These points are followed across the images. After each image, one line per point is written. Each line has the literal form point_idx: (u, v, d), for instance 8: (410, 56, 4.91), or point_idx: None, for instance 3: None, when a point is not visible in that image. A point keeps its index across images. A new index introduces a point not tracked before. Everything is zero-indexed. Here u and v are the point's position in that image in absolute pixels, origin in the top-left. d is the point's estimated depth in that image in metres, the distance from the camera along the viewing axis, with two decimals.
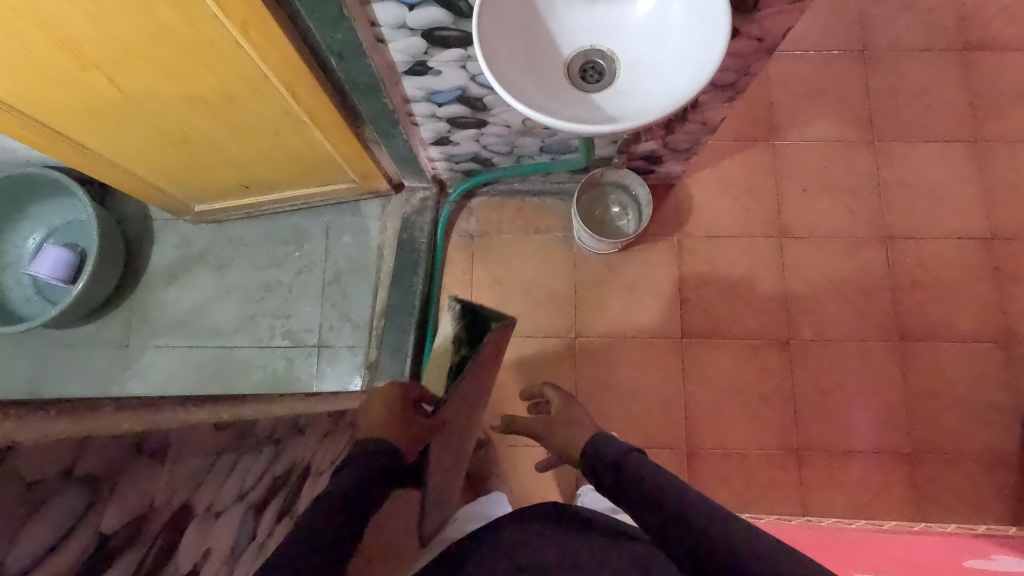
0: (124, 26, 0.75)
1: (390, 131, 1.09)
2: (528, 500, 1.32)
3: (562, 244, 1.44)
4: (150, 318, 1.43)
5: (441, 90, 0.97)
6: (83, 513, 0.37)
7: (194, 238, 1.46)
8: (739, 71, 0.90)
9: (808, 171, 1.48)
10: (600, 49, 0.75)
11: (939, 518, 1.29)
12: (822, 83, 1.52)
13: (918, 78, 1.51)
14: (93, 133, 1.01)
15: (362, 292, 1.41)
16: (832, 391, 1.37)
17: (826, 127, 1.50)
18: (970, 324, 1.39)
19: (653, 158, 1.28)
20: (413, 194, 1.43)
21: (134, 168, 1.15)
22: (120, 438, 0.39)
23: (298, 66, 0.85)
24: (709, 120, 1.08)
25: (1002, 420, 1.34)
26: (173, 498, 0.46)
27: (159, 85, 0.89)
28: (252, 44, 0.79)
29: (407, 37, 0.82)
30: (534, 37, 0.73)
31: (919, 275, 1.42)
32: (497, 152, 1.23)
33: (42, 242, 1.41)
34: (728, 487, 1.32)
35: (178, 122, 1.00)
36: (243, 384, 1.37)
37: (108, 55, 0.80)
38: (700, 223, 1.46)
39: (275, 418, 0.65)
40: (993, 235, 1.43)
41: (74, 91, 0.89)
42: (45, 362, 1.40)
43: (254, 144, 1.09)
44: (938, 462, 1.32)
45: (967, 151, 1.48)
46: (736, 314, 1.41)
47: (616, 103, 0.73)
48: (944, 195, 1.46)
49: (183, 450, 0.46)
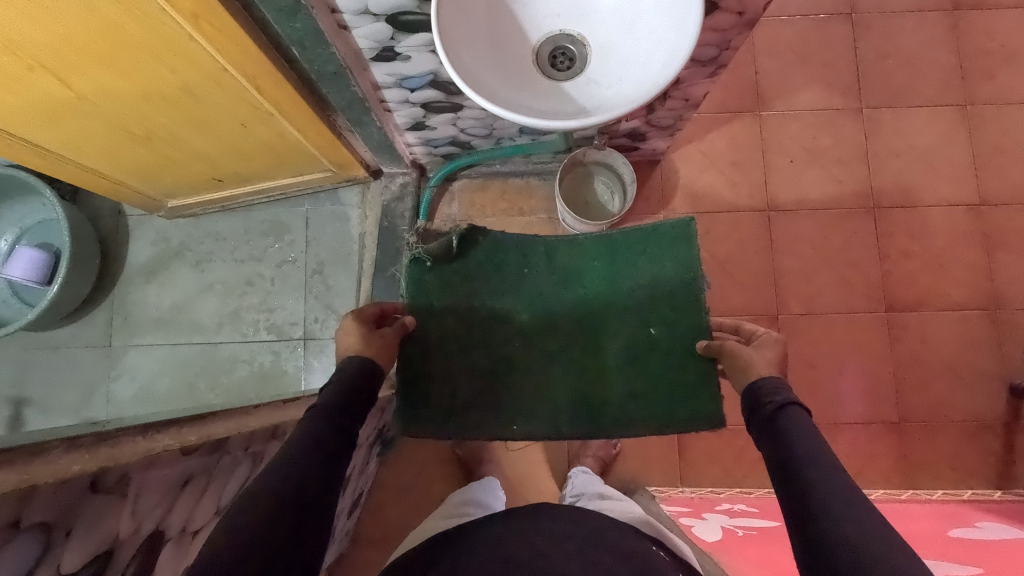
0: (66, 23, 0.71)
1: (361, 118, 1.05)
2: (521, 484, 1.32)
3: (547, 225, 1.42)
4: (131, 317, 1.40)
5: (412, 76, 0.93)
6: (38, 561, 0.36)
7: (171, 234, 1.43)
8: (720, 46, 0.87)
9: (795, 141, 1.46)
10: (570, 34, 0.72)
11: (926, 485, 1.31)
12: (808, 49, 1.48)
13: (908, 41, 1.47)
14: (50, 134, 0.97)
15: (345, 283, 1.39)
16: (819, 363, 1.37)
17: (814, 95, 1.47)
18: (958, 292, 1.38)
19: (637, 135, 1.25)
20: (392, 180, 1.38)
21: (98, 167, 1.11)
22: (70, 481, 0.38)
23: (257, 57, 0.81)
24: (691, 96, 1.05)
25: (989, 385, 1.35)
26: (141, 527, 0.45)
27: (113, 82, 0.85)
28: (206, 36, 0.75)
29: (371, 23, 0.78)
30: (498, 26, 0.70)
31: (907, 244, 1.41)
32: (475, 134, 1.19)
33: (15, 243, 1.38)
34: (717, 463, 1.34)
35: (139, 119, 0.96)
36: (229, 380, 1.36)
37: (55, 54, 0.76)
38: (686, 200, 1.44)
39: (252, 430, 0.63)
40: (982, 201, 1.41)
41: (25, 93, 0.85)
42: (27, 365, 1.38)
43: (220, 138, 1.06)
44: (926, 431, 1.33)
45: (956, 115, 1.45)
46: (724, 290, 1.40)
47: (588, 92, 0.71)
48: (933, 161, 1.43)
49: (147, 480, 0.45)
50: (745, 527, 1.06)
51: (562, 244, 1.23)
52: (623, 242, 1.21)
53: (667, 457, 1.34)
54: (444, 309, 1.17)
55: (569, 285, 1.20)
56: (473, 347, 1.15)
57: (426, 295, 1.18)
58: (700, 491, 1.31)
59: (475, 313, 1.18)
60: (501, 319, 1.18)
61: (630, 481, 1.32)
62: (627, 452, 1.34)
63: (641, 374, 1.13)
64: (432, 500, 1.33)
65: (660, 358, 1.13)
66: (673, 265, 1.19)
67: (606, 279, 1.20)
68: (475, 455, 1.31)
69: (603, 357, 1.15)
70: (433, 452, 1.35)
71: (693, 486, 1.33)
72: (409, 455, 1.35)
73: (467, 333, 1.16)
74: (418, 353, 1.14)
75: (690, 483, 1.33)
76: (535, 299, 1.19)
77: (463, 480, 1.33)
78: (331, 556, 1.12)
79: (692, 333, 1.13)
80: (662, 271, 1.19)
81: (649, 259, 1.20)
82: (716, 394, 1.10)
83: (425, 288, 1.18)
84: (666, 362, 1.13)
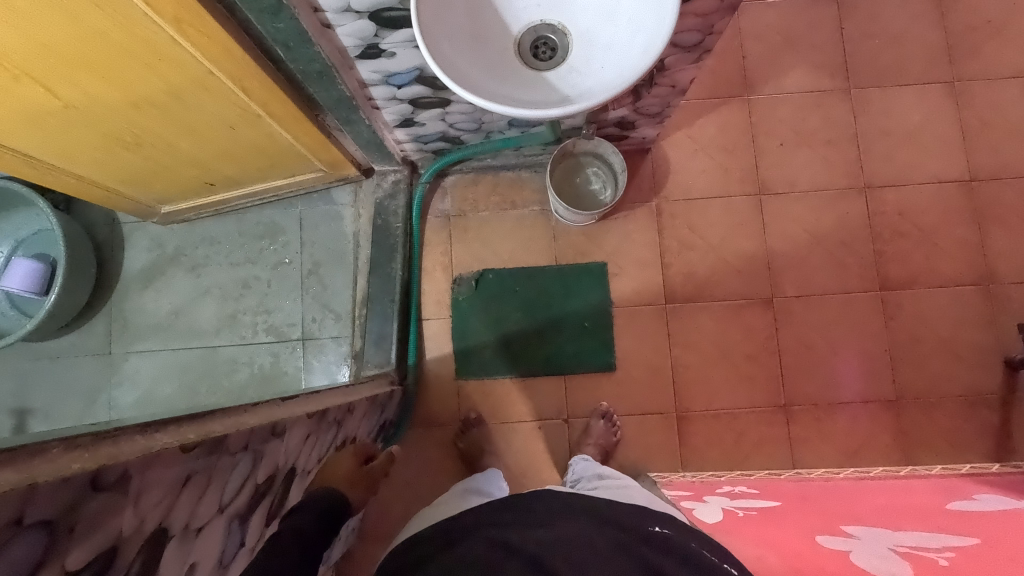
0: (47, 30, 0.71)
1: (350, 117, 1.05)
2: (523, 475, 1.34)
3: (540, 218, 1.43)
4: (129, 324, 1.41)
5: (398, 72, 0.93)
6: (44, 556, 0.37)
7: (166, 240, 1.43)
8: (703, 31, 0.86)
9: (784, 125, 1.46)
10: (552, 24, 0.73)
11: (924, 461, 1.32)
12: (794, 31, 1.48)
13: (893, 21, 1.47)
14: (42, 143, 0.97)
15: (341, 282, 1.40)
16: (816, 344, 1.38)
17: (802, 77, 1.47)
18: (951, 267, 1.39)
19: (626, 124, 1.25)
20: (385, 178, 1.39)
21: (91, 175, 1.12)
22: (73, 479, 0.39)
23: (242, 60, 0.82)
24: (678, 82, 1.05)
25: (984, 360, 1.36)
26: (145, 524, 0.46)
27: (99, 89, 0.85)
28: (190, 40, 0.75)
29: (354, 20, 0.78)
30: (479, 18, 0.71)
31: (899, 223, 1.41)
32: (465, 129, 1.19)
33: (11, 254, 1.39)
34: (717, 447, 1.35)
35: (128, 126, 0.96)
36: (229, 384, 1.37)
37: (41, 63, 0.77)
38: (677, 187, 1.44)
39: (250, 427, 0.63)
40: (972, 176, 1.42)
41: (13, 104, 0.85)
42: (28, 375, 1.39)
43: (210, 141, 1.06)
44: (923, 407, 1.35)
45: (945, 92, 1.45)
46: (719, 276, 1.41)
47: (570, 81, 0.72)
48: (922, 139, 1.44)
49: (150, 478, 0.46)
50: (746, 508, 1.07)
51: (538, 271, 1.41)
52: (572, 272, 1.41)
53: (668, 443, 1.35)
54: (486, 296, 1.40)
55: (547, 306, 1.39)
56: (507, 328, 1.39)
57: (471, 287, 1.41)
58: (702, 475, 1.32)
59: (511, 302, 1.40)
60: (529, 311, 1.39)
61: (632, 467, 1.34)
62: (628, 439, 1.35)
63: (584, 348, 1.38)
64: (436, 494, 1.34)
65: (592, 338, 1.38)
66: (591, 295, 1.40)
67: (556, 301, 1.39)
68: (477, 449, 1.32)
69: (563, 346, 1.38)
70: (436, 447, 1.36)
71: (694, 471, 1.34)
72: (412, 450, 1.36)
73: (503, 316, 1.39)
74: (463, 322, 1.40)
75: (691, 468, 1.34)
76: (547, 304, 1.39)
77: (465, 474, 1.34)
78: (338, 551, 1.13)
79: (610, 326, 1.39)
80: (586, 300, 1.40)
81: (587, 286, 1.40)
82: (607, 344, 1.38)
83: (467, 279, 1.41)
84: (596, 335, 1.38)
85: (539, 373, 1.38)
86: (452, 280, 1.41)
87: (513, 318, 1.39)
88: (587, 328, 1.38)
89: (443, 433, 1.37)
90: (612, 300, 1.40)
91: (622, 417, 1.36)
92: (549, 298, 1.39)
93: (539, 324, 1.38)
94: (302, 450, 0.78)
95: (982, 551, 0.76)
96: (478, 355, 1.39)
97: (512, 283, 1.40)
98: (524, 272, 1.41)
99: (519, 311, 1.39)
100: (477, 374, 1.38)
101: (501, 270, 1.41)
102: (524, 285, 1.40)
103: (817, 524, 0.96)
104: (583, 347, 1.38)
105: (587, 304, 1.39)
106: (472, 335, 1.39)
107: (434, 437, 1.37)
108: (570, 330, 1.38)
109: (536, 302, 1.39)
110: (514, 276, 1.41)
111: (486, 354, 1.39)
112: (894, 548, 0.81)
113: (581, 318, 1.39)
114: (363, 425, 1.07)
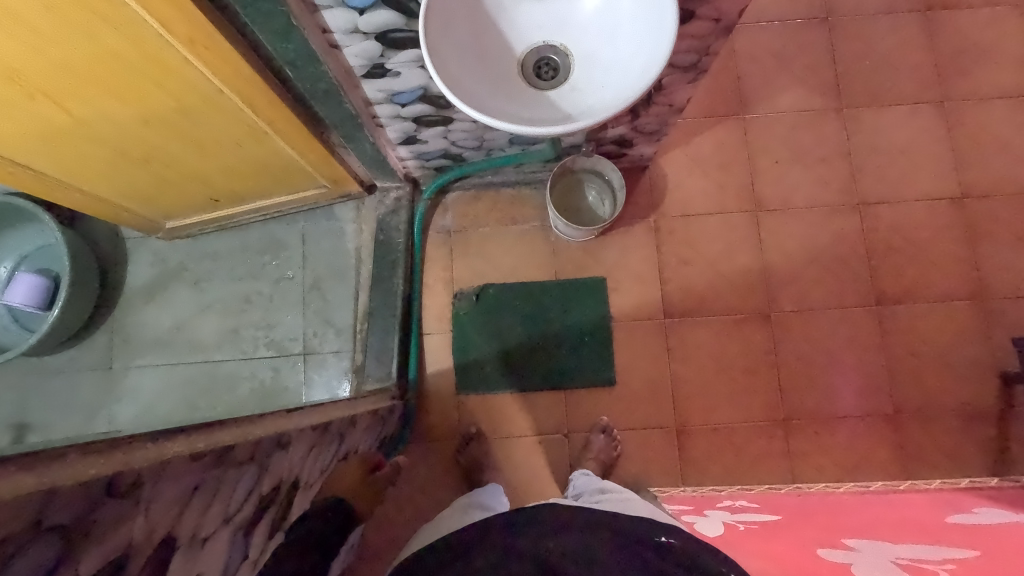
0: (65, 50, 0.73)
1: (354, 134, 1.07)
2: (523, 489, 1.34)
3: (540, 233, 1.44)
4: (131, 339, 1.41)
5: (402, 91, 0.95)
6: (60, 560, 0.37)
7: (169, 255, 1.44)
8: (700, 52, 0.89)
9: (779, 143, 1.49)
10: (553, 45, 0.75)
11: (924, 475, 1.33)
12: (787, 53, 1.52)
13: (883, 42, 1.51)
14: (51, 159, 0.99)
15: (342, 296, 1.41)
16: (814, 359, 1.39)
17: (795, 98, 1.50)
18: (945, 282, 1.41)
19: (624, 142, 1.28)
20: (387, 195, 1.42)
21: (102, 193, 1.14)
22: (87, 484, 0.40)
23: (251, 78, 0.84)
24: (675, 102, 1.07)
25: (980, 373, 1.37)
26: (157, 532, 0.47)
27: (112, 107, 0.88)
28: (201, 59, 0.78)
29: (361, 41, 0.81)
30: (482, 40, 0.74)
31: (894, 239, 1.43)
32: (467, 147, 1.21)
33: (14, 269, 1.40)
34: (717, 461, 1.35)
35: (138, 142, 0.98)
36: (230, 399, 1.37)
37: (57, 81, 0.79)
38: (675, 203, 1.46)
39: (257, 438, 0.63)
40: (963, 193, 1.45)
41: (27, 122, 0.87)
42: (28, 391, 1.39)
43: (217, 158, 1.08)
44: (921, 422, 1.35)
45: (935, 112, 1.49)
46: (717, 291, 1.42)
47: (572, 99, 0.74)
48: (914, 157, 1.47)
49: (161, 485, 0.47)
50: (747, 521, 1.07)
51: (538, 286, 1.42)
52: (573, 287, 1.42)
53: (669, 456, 1.35)
54: (486, 311, 1.41)
55: (547, 321, 1.40)
56: (507, 342, 1.40)
57: (471, 302, 1.42)
58: (702, 490, 1.32)
59: (512, 316, 1.41)
60: (530, 325, 1.40)
61: (632, 482, 1.34)
62: (628, 454, 1.36)
63: (585, 362, 1.39)
64: (436, 509, 1.34)
65: (592, 352, 1.39)
66: (591, 310, 1.41)
67: (557, 316, 1.41)
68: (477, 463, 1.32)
69: (562, 360, 1.39)
70: (436, 461, 1.36)
71: (695, 485, 1.34)
72: (413, 464, 1.36)
73: (503, 330, 1.40)
74: (464, 336, 1.40)
75: (691, 483, 1.34)
76: (546, 320, 1.40)
77: (466, 489, 1.34)
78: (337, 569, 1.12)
79: (609, 340, 1.40)
80: (586, 314, 1.41)
81: (587, 301, 1.41)
82: (606, 359, 1.39)
83: (467, 295, 1.42)
84: (595, 350, 1.39)
85: (538, 386, 1.38)
86: (453, 295, 1.43)
87: (513, 332, 1.40)
88: (589, 342, 1.39)
89: (442, 448, 1.37)
90: (611, 314, 1.41)
91: (623, 431, 1.37)
92: (549, 313, 1.40)
93: (540, 339, 1.39)
94: (304, 464, 0.78)
95: (982, 563, 0.76)
96: (480, 369, 1.39)
97: (512, 298, 1.42)
98: (524, 287, 1.42)
99: (518, 326, 1.40)
100: (476, 388, 1.38)
101: (501, 286, 1.42)
102: (524, 300, 1.41)
103: (818, 537, 0.96)
104: (582, 361, 1.39)
105: (587, 319, 1.41)
106: (472, 349, 1.40)
107: (434, 452, 1.37)
108: (571, 343, 1.39)
109: (536, 317, 1.40)
110: (514, 289, 1.42)
111: (485, 368, 1.39)
112: (895, 560, 0.81)
113: (581, 332, 1.40)
114: (364, 438, 1.07)
